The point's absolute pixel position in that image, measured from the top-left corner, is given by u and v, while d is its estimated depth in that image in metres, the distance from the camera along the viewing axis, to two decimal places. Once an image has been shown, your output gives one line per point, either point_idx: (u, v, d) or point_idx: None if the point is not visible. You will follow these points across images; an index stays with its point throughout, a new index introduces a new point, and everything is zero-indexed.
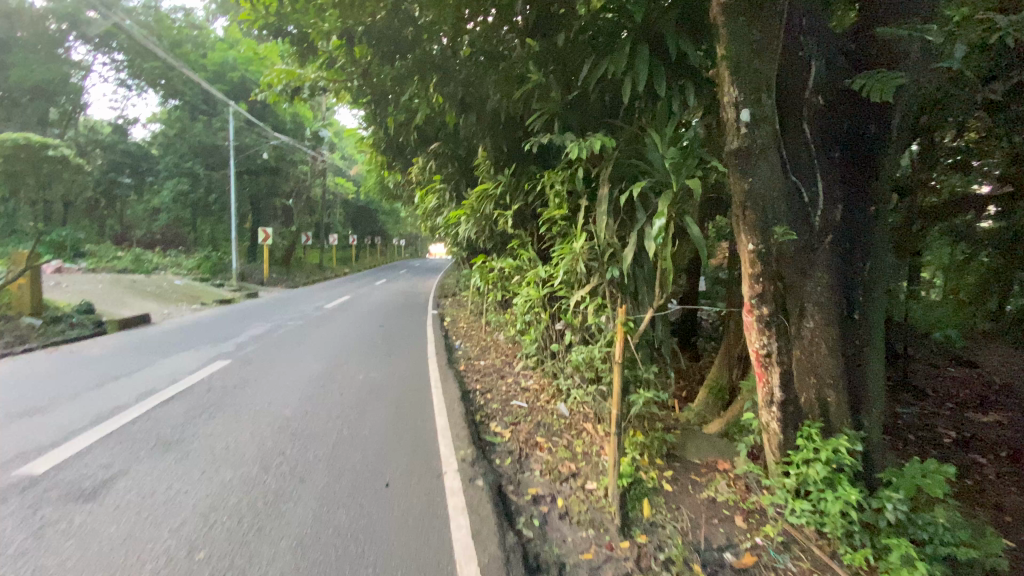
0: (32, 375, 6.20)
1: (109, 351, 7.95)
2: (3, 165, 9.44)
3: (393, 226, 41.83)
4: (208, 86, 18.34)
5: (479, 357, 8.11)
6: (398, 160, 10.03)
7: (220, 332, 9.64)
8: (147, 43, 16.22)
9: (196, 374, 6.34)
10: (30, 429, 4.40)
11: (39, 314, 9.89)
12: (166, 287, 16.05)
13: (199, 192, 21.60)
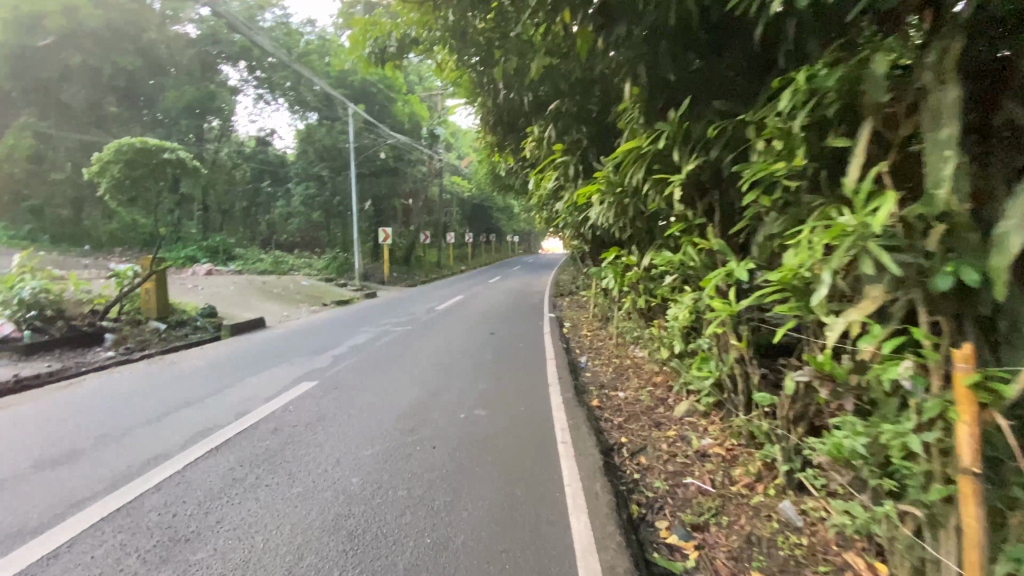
0: (106, 395, 5.21)
1: (208, 361, 7.06)
2: (125, 171, 8.99)
3: (508, 223, 40.83)
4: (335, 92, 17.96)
5: (613, 381, 5.89)
6: (509, 136, 8.17)
7: (323, 339, 8.60)
8: (283, 57, 15.53)
9: (272, 401, 5.00)
10: (27, 484, 3.06)
11: (166, 318, 9.49)
12: (292, 288, 16.15)
13: (325, 195, 22.10)
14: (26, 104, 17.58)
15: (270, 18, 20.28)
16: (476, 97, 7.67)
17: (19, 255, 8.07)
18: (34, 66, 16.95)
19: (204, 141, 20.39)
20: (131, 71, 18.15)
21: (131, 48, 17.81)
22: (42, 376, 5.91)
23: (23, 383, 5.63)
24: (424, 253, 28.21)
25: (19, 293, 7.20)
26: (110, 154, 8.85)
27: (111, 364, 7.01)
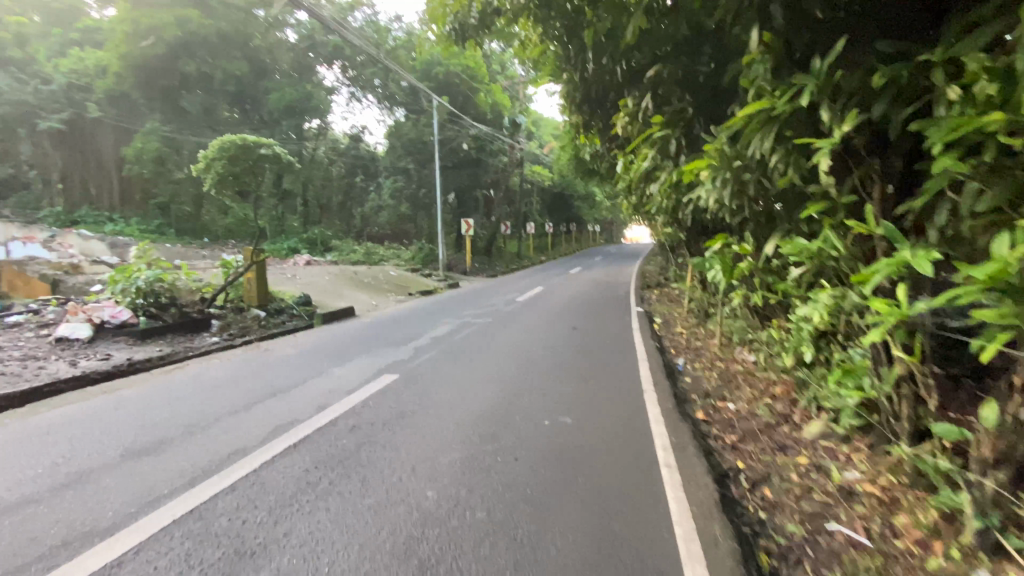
0: (203, 382, 5.36)
1: (299, 348, 7.18)
2: (227, 167, 9.50)
3: (589, 212, 39.58)
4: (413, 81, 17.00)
5: (719, 389, 5.10)
6: (598, 112, 7.42)
7: (406, 330, 8.53)
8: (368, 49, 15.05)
9: (354, 392, 4.83)
10: (112, 480, 3.03)
11: (265, 306, 9.74)
12: (381, 277, 16.58)
13: (413, 188, 21.79)
14: (153, 110, 19.53)
15: (360, 17, 20.96)
16: (561, 73, 7.07)
17: (136, 248, 8.65)
18: (159, 75, 18.93)
19: (303, 139, 21.46)
20: (238, 76, 19.62)
21: (238, 53, 19.47)
22: (150, 360, 6.30)
23: (134, 366, 6.04)
24: (505, 243, 27.93)
25: (136, 282, 7.79)
26: (215, 151, 9.37)
27: (214, 349, 7.37)
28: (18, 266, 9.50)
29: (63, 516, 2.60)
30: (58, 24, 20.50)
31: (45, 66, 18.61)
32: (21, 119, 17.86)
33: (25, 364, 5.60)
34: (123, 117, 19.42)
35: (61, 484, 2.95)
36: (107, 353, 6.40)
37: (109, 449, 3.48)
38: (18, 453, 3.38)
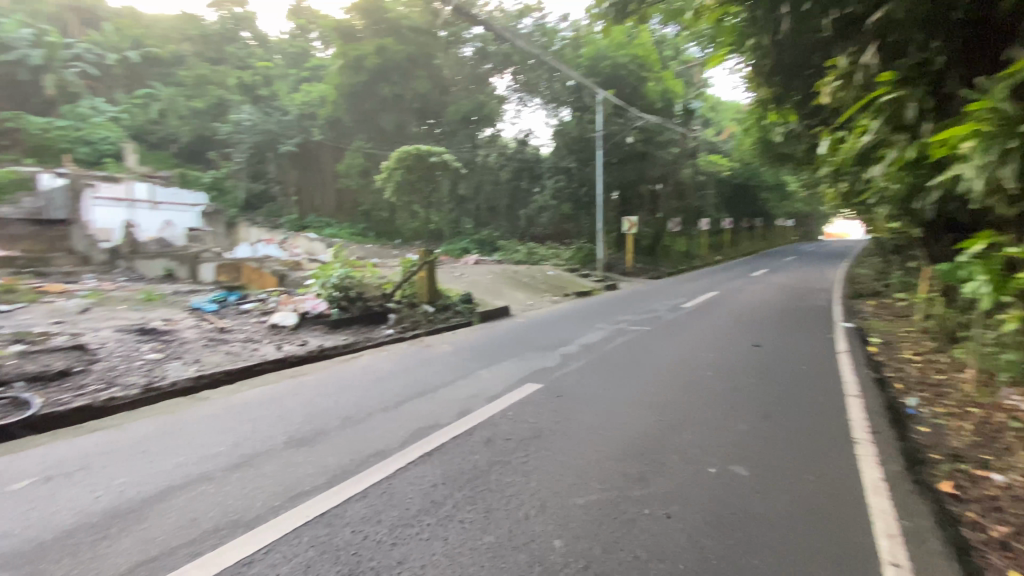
0: (367, 373, 5.72)
1: (455, 346, 7.36)
2: (403, 175, 10.35)
3: (778, 205, 34.35)
4: (582, 80, 16.31)
5: (977, 451, 3.60)
6: (794, 82, 6.08)
7: (558, 334, 8.20)
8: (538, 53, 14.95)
9: (496, 400, 4.61)
10: (271, 467, 3.24)
11: (434, 303, 10.21)
12: (542, 277, 16.52)
13: (574, 186, 20.94)
14: (359, 131, 22.68)
15: (530, 23, 21.45)
16: (745, 40, 5.93)
17: (332, 250, 9.94)
18: (362, 100, 21.92)
19: (477, 147, 22.72)
20: (422, 95, 21.83)
21: (422, 72, 21.61)
22: (333, 348, 7.03)
23: (320, 352, 6.79)
24: (674, 243, 25.77)
25: (330, 279, 8.95)
26: (395, 163, 10.12)
27: (385, 341, 7.95)
28: (258, 263, 11.78)
29: (223, 500, 2.80)
30: (297, 67, 25.44)
31: (286, 101, 23.14)
32: (270, 146, 22.53)
33: (244, 345, 6.70)
34: (337, 138, 23.12)
35: (230, 466, 3.24)
36: (303, 340, 7.34)
37: (275, 435, 3.78)
38: (213, 429, 3.89)
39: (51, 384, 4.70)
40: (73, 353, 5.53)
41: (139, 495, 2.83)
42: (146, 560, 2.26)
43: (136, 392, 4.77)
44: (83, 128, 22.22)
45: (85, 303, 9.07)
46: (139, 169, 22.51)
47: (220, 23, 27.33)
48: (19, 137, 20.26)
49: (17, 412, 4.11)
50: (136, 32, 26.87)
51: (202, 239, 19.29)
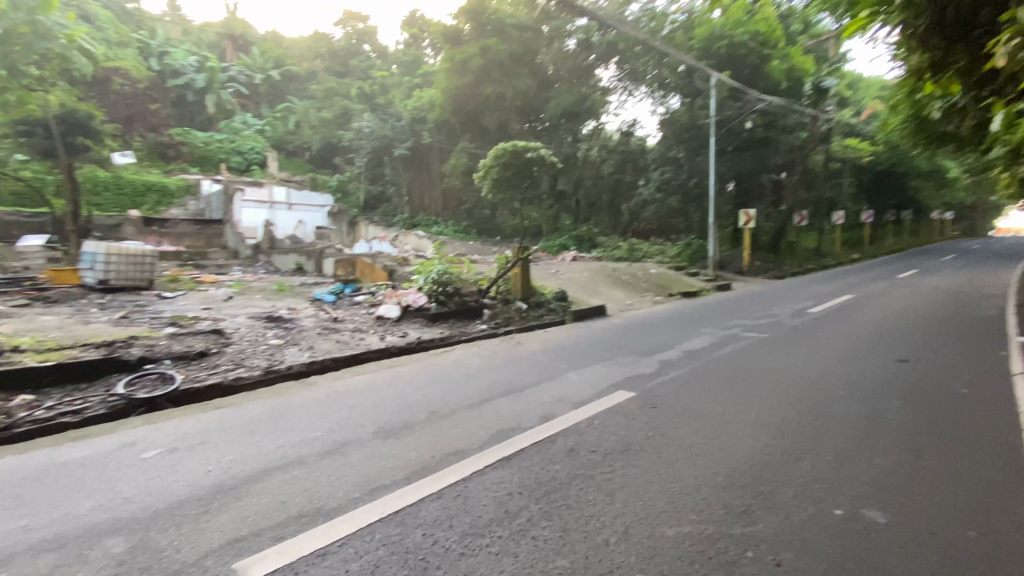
0: (458, 368, 5.76)
1: (547, 345, 7.19)
2: (501, 172, 9.91)
3: (936, 197, 29.09)
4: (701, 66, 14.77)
5: None
6: (965, 41, 4.91)
7: (658, 338, 7.65)
8: (644, 38, 13.88)
9: (583, 406, 4.34)
10: (358, 456, 3.32)
11: (528, 300, 10.09)
12: (644, 275, 15.68)
13: (682, 179, 19.59)
14: (464, 132, 23.33)
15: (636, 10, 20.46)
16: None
17: (434, 246, 10.29)
18: (468, 101, 22.47)
19: (578, 141, 22.32)
20: (525, 92, 21.82)
21: (525, 69, 21.69)
22: (429, 341, 7.23)
23: (416, 345, 7.02)
24: (799, 238, 23.02)
25: (431, 274, 9.23)
26: (492, 160, 9.77)
27: (479, 336, 8.00)
28: (370, 258, 12.68)
29: (309, 487, 2.91)
30: (410, 73, 26.96)
31: (399, 107, 24.58)
32: (385, 150, 24.21)
33: (351, 335, 7.15)
34: (445, 140, 24.10)
35: (321, 453, 3.37)
36: (404, 331, 7.64)
37: (364, 425, 3.90)
38: (312, 414, 4.13)
39: (191, 363, 5.36)
40: (211, 336, 6.29)
41: (241, 473, 3.06)
42: (235, 538, 2.39)
43: (258, 373, 5.29)
44: (236, 140, 26.31)
45: (228, 292, 10.40)
46: (279, 173, 26.13)
47: (345, 40, 30.02)
48: (185, 150, 24.31)
49: (162, 386, 4.73)
50: (278, 53, 30.52)
51: (326, 236, 21.35)
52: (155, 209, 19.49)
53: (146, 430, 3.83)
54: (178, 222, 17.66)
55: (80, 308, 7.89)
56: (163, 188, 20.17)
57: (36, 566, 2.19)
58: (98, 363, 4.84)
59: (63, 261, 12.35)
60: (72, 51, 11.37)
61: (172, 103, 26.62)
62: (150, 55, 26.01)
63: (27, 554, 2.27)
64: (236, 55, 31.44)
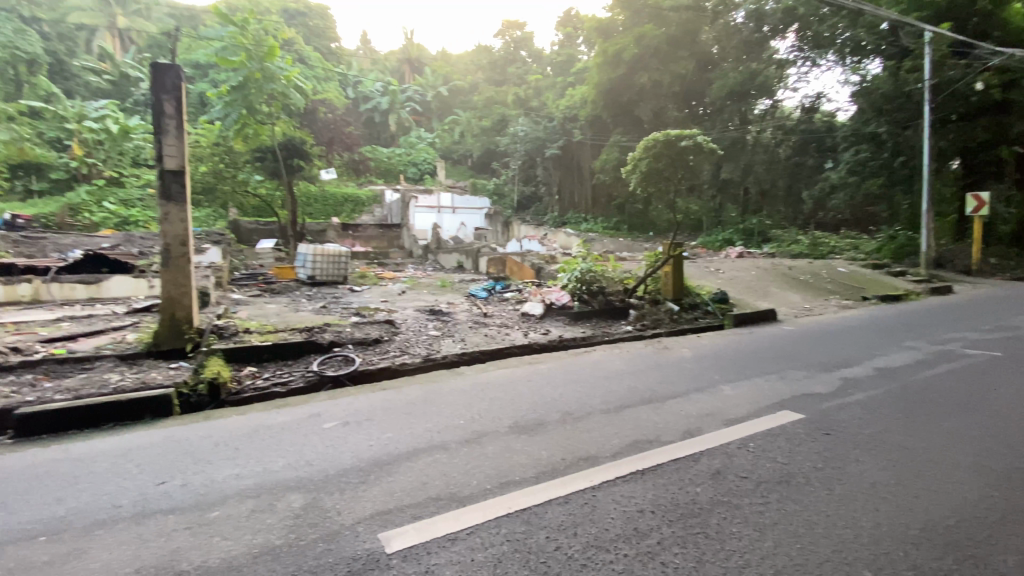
0: (598, 370, 5.63)
1: (698, 351, 6.62)
2: (650, 165, 8.88)
3: None
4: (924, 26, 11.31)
5: None
6: None
7: (841, 350, 6.46)
8: None
9: (734, 424, 3.88)
10: (494, 449, 3.46)
11: (681, 301, 9.37)
12: (828, 274, 13.41)
13: (883, 158, 16.23)
14: (617, 125, 22.59)
15: None
16: None
17: (579, 243, 10.19)
18: (621, 93, 21.59)
19: (747, 124, 19.85)
20: (684, 77, 20.24)
21: (685, 52, 19.99)
22: (572, 340, 7.22)
23: (559, 343, 7.07)
24: None
25: (575, 272, 9.21)
26: (640, 152, 8.90)
27: (624, 338, 7.72)
28: (520, 256, 13.16)
29: (448, 472, 3.11)
30: (563, 72, 27.15)
31: (553, 107, 24.88)
32: (539, 151, 24.86)
33: (498, 330, 7.51)
34: (597, 136, 23.69)
35: (460, 440, 3.59)
36: (547, 329, 7.75)
37: (502, 419, 4.04)
38: (456, 403, 4.43)
39: (367, 349, 6.18)
40: (383, 326, 7.21)
41: (394, 451, 3.43)
42: (382, 511, 2.68)
43: (418, 361, 5.89)
44: (411, 153, 29.81)
45: (401, 287, 11.81)
46: (445, 181, 29.62)
47: (504, 50, 31.48)
48: (372, 164, 28.40)
49: (345, 366, 5.57)
50: (446, 70, 33.67)
51: (483, 236, 22.94)
52: (350, 216, 23.35)
53: (328, 403, 4.54)
54: (366, 227, 20.66)
55: (293, 298, 9.75)
56: (356, 198, 23.91)
57: (241, 508, 2.75)
58: (300, 344, 5.89)
59: (286, 260, 15.45)
60: (288, 88, 14.84)
61: (364, 124, 31.24)
62: (348, 86, 30.93)
63: (237, 497, 2.87)
64: (412, 76, 35.38)
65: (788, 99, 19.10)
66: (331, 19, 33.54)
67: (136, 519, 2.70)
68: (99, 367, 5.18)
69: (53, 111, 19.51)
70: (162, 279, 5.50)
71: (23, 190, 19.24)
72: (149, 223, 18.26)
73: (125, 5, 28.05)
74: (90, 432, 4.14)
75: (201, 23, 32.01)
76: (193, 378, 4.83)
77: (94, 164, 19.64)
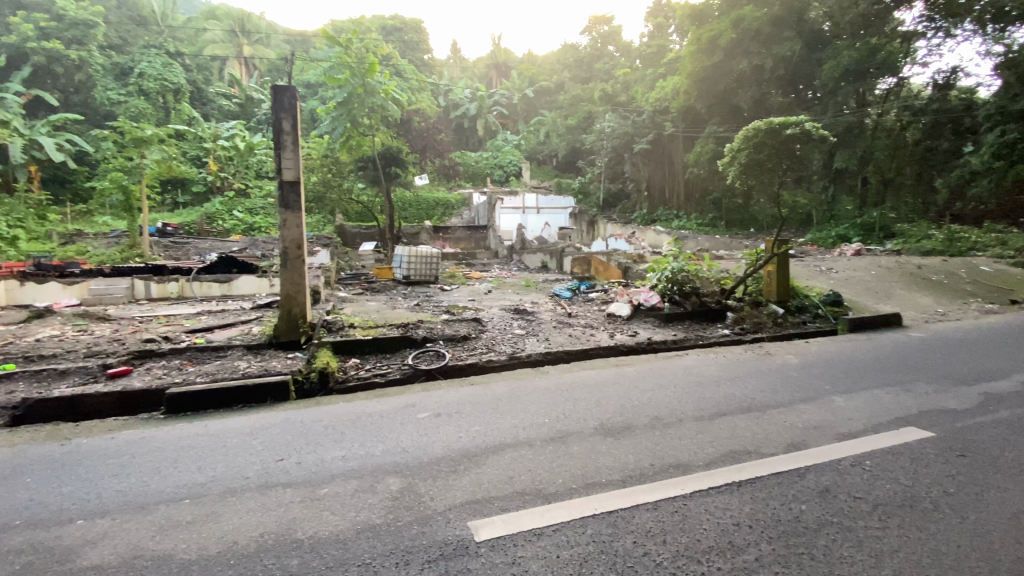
0: (690, 375, 5.37)
1: (804, 358, 6.07)
2: (751, 156, 8.23)
3: None
4: None
5: None
6: None
7: (986, 362, 5.57)
8: None
9: (848, 440, 3.51)
10: (578, 449, 3.45)
11: (785, 303, 8.62)
12: (968, 274, 11.60)
13: None
14: (712, 116, 21.12)
15: None
16: None
17: (669, 242, 9.76)
18: (718, 81, 19.88)
19: (864, 107, 17.58)
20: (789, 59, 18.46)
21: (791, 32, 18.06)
22: (661, 343, 6.97)
23: (647, 345, 6.85)
24: None
25: (665, 272, 8.84)
26: (739, 142, 8.29)
27: (719, 341, 7.28)
28: (606, 255, 12.94)
29: (534, 468, 3.17)
30: (652, 64, 26.06)
31: (642, 101, 23.99)
32: (626, 147, 24.22)
33: (583, 330, 7.44)
34: (690, 128, 22.29)
35: (545, 438, 3.63)
36: (634, 331, 7.53)
37: (586, 420, 4.01)
38: (541, 401, 4.47)
39: (456, 345, 6.44)
40: (471, 323, 7.46)
41: (482, 444, 3.55)
42: (471, 500, 2.79)
43: (504, 358, 6.03)
44: (498, 156, 30.59)
45: (488, 287, 12.13)
46: (530, 181, 29.98)
47: (590, 46, 30.99)
48: (461, 169, 29.53)
49: (437, 361, 5.86)
50: (532, 72, 34.03)
51: (569, 236, 22.91)
52: (441, 219, 24.53)
53: (422, 395, 4.82)
54: (455, 229, 21.53)
55: (391, 297, 10.42)
56: (447, 202, 25.03)
57: (346, 487, 3.01)
58: (396, 339, 6.29)
59: (384, 260, 16.55)
60: (386, 100, 15.86)
61: (454, 131, 32.56)
62: (439, 94, 32.46)
63: (341, 478, 3.14)
64: (500, 80, 36.10)
65: (916, 75, 16.86)
66: (424, 32, 35.30)
67: (259, 490, 3.06)
68: (230, 356, 5.94)
69: (195, 133, 22.63)
70: (281, 279, 6.14)
71: (173, 202, 22.55)
72: (269, 229, 20.56)
73: (250, 36, 31.84)
74: (224, 411, 4.76)
75: (312, 46, 35.35)
76: (306, 367, 5.35)
77: (225, 178, 22.49)
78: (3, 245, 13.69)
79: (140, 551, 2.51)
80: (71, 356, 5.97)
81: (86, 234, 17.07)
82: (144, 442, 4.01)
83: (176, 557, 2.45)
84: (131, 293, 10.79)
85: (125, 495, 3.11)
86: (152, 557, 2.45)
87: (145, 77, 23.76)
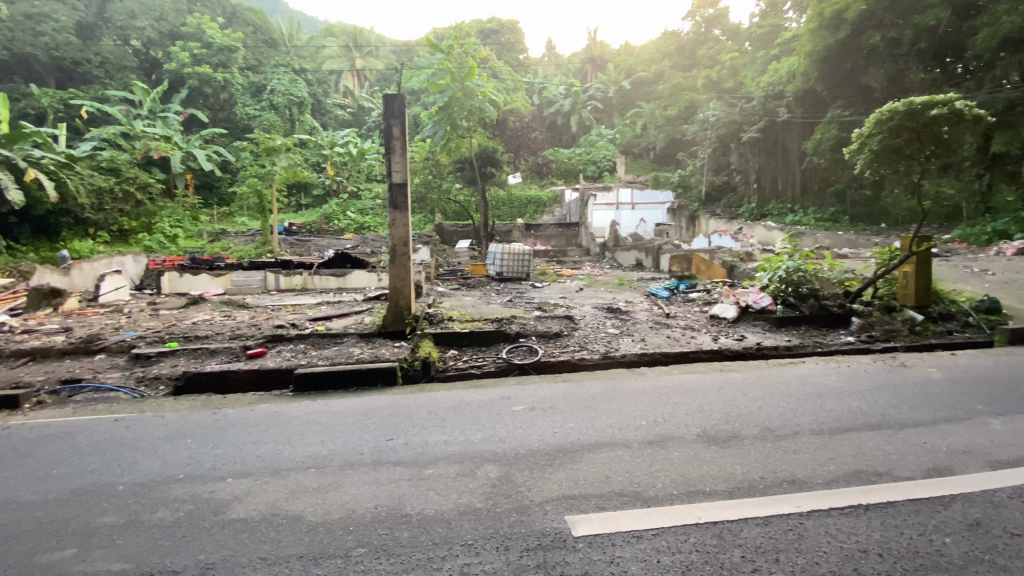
0: (806, 384, 4.91)
1: (949, 372, 5.27)
2: (886, 141, 7.22)
3: None
4: None
5: None
6: None
7: None
8: None
9: (1005, 470, 3.00)
10: (679, 454, 3.32)
11: (925, 309, 7.52)
12: None
13: None
14: (835, 98, 18.94)
15: None
16: None
17: (783, 239, 8.97)
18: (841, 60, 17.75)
19: None
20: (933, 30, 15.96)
21: None
22: (771, 348, 6.45)
23: (754, 351, 6.38)
24: None
25: (778, 272, 8.15)
26: (871, 126, 7.32)
27: (840, 349, 6.57)
28: (708, 253, 12.23)
29: (633, 469, 3.12)
30: (763, 45, 23.93)
31: (752, 86, 22.15)
32: (732, 137, 22.60)
33: (682, 332, 7.13)
34: (808, 113, 20.23)
35: (644, 441, 3.54)
36: (741, 334, 7.05)
37: (686, 424, 3.86)
38: (639, 403, 4.38)
39: (550, 342, 6.49)
40: (564, 321, 7.47)
41: (579, 441, 3.56)
42: (569, 495, 2.82)
43: (599, 356, 5.97)
44: (592, 151, 30.21)
45: (581, 284, 12.06)
46: (625, 176, 29.25)
47: (694, 31, 29.22)
48: (554, 166, 29.58)
49: (531, 356, 5.97)
50: (629, 63, 33.04)
51: (665, 232, 22.01)
52: (533, 217, 24.82)
53: (517, 388, 4.95)
54: (547, 226, 21.67)
55: (486, 292, 10.75)
56: (539, 200, 25.26)
57: (449, 470, 3.19)
58: (492, 334, 6.49)
59: (479, 257, 17.13)
60: (484, 102, 16.31)
61: (548, 128, 32.64)
62: (534, 92, 32.74)
63: (445, 461, 3.33)
64: (595, 74, 35.43)
65: None
66: (520, 31, 35.79)
67: (373, 466, 3.36)
68: (346, 342, 6.53)
69: (316, 142, 25.12)
70: (389, 274, 6.62)
71: (297, 205, 25.27)
72: (377, 228, 22.27)
73: (361, 50, 34.62)
74: (342, 392, 5.26)
75: (415, 54, 37.48)
76: (411, 356, 5.72)
77: (340, 181, 24.68)
78: (168, 242, 16.25)
79: (278, 510, 2.87)
80: (221, 338, 6.95)
81: (228, 233, 19.70)
82: (278, 415, 4.57)
83: (306, 518, 2.76)
84: (264, 284, 12.30)
85: (263, 460, 3.57)
86: (286, 516, 2.80)
87: (275, 93, 26.76)
